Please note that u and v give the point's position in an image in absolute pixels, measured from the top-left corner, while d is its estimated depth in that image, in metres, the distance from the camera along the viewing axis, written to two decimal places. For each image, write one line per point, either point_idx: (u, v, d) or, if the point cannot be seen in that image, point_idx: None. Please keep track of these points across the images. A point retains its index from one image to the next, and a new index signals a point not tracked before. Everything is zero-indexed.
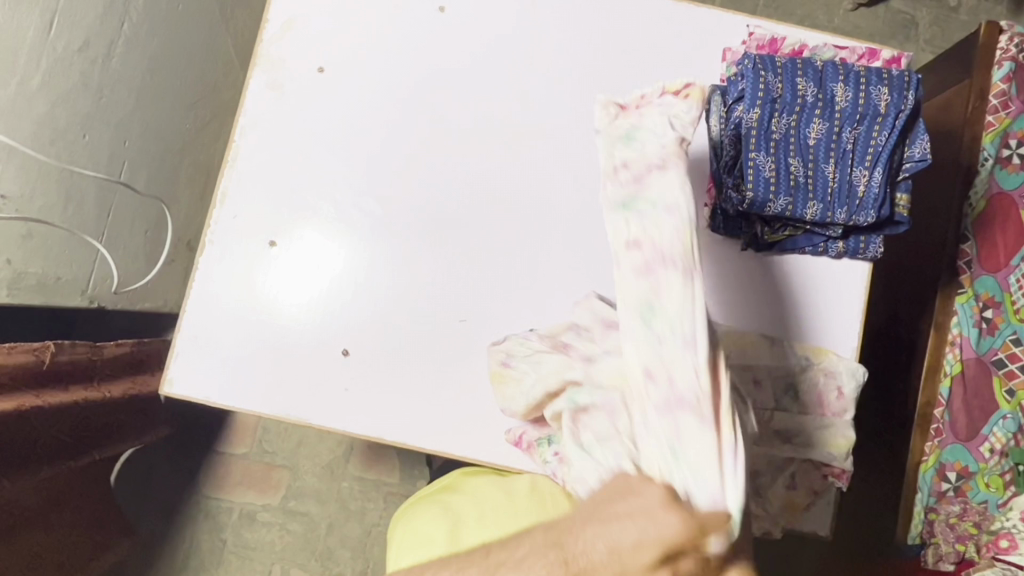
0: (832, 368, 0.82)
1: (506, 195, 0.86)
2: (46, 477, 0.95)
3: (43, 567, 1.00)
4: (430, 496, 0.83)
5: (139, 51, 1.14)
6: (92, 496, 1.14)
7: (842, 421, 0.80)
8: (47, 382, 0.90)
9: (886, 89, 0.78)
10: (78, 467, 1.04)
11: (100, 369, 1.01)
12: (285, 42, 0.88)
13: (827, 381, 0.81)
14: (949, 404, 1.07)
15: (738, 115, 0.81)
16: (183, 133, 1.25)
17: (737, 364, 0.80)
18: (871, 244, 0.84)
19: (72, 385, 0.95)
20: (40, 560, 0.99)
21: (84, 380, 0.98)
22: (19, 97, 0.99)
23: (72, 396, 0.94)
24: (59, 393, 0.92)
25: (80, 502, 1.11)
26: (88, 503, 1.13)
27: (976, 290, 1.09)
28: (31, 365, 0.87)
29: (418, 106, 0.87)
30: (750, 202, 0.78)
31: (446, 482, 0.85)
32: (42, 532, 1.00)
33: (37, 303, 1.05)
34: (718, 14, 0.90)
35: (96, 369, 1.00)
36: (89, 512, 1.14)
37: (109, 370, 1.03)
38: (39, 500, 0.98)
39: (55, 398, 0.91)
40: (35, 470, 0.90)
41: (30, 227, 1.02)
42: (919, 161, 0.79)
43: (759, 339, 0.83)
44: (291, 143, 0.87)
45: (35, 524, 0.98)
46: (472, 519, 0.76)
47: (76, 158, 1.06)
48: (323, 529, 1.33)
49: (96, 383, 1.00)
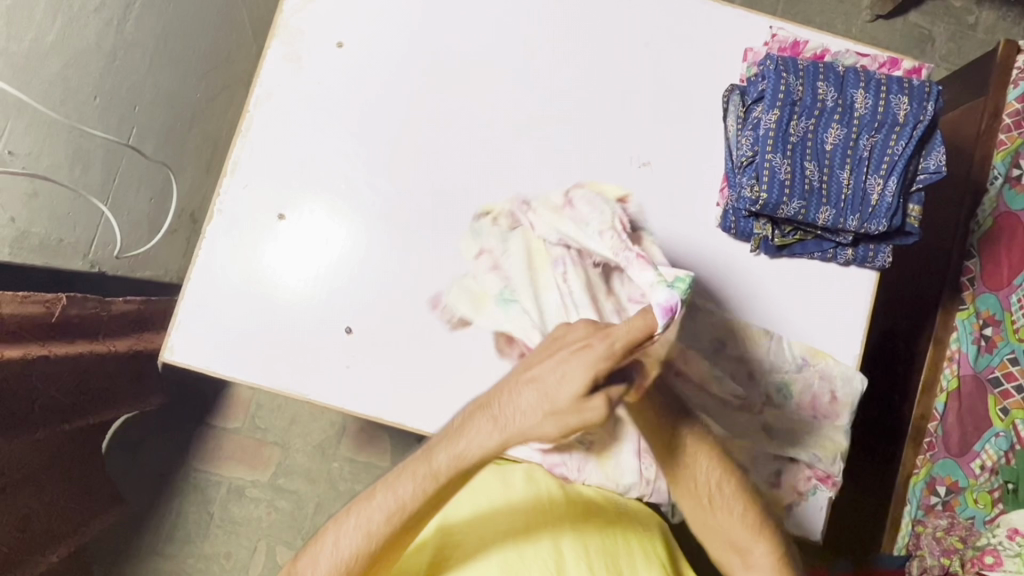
0: (827, 372, 0.83)
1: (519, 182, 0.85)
2: (42, 435, 0.95)
3: (32, 531, 0.99)
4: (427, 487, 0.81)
5: (154, 16, 1.14)
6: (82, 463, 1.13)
7: (833, 425, 0.83)
8: (54, 332, 0.91)
9: (905, 98, 0.79)
10: (74, 431, 1.04)
11: (106, 324, 1.02)
12: (305, 14, 0.88)
13: (822, 383, 0.83)
14: (943, 419, 1.09)
15: (756, 115, 0.81)
16: (195, 103, 1.26)
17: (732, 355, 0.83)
18: (880, 253, 0.84)
19: (79, 338, 0.96)
20: (28, 524, 0.98)
21: (89, 334, 0.98)
22: (32, 52, 0.97)
23: (77, 349, 0.95)
24: (67, 345, 0.93)
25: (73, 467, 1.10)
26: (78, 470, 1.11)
27: (977, 307, 1.09)
28: (38, 315, 0.88)
29: (436, 87, 0.87)
30: (762, 204, 0.78)
31: None
32: (34, 497, 0.99)
33: (38, 264, 1.03)
34: (741, 13, 0.89)
35: (102, 324, 1.02)
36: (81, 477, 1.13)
37: (115, 326, 1.05)
38: (35, 464, 0.97)
39: (61, 349, 0.91)
40: (28, 426, 0.90)
41: (34, 185, 1.01)
42: (933, 173, 0.79)
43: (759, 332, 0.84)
44: (307, 116, 0.86)
45: (29, 487, 0.97)
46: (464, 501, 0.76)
47: (86, 119, 1.06)
48: (310, 507, 1.33)
49: (100, 338, 1.01)
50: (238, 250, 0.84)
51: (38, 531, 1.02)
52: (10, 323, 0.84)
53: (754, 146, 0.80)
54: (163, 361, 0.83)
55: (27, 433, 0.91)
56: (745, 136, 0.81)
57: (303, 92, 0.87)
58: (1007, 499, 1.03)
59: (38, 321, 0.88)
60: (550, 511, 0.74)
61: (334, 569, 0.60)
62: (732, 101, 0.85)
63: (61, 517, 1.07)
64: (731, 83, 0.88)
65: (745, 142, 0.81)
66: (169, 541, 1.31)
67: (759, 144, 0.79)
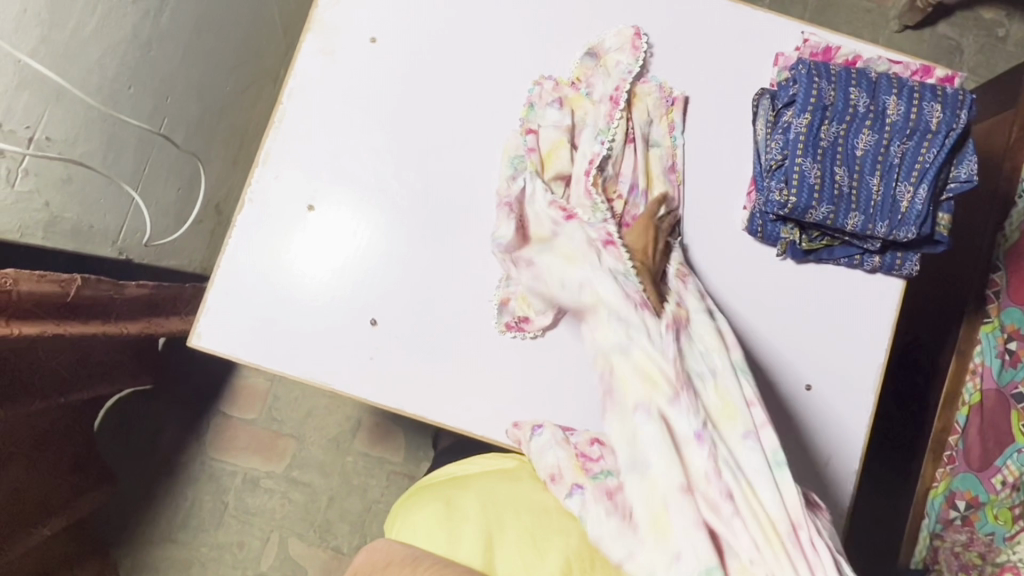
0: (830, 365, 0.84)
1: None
2: (38, 409, 0.97)
3: (22, 509, 1.01)
4: (428, 488, 0.84)
5: (188, 5, 1.15)
6: (75, 440, 1.15)
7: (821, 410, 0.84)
8: (69, 311, 0.91)
9: (939, 106, 0.78)
10: (68, 403, 1.06)
11: (118, 306, 1.02)
12: (340, 9, 0.88)
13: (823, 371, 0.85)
14: (965, 432, 1.08)
15: (787, 119, 0.81)
16: (223, 95, 1.27)
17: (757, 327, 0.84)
18: (907, 261, 0.83)
19: (90, 319, 0.97)
20: (18, 499, 0.99)
21: (101, 315, 0.98)
22: (73, 42, 0.97)
23: (90, 329, 0.95)
24: (79, 325, 0.93)
25: (64, 443, 1.11)
26: (69, 446, 1.13)
27: (1003, 321, 1.06)
28: (54, 295, 0.87)
29: (466, 86, 0.88)
30: (792, 208, 0.78)
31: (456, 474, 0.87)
32: (25, 471, 1.00)
33: (69, 249, 1.05)
34: (773, 17, 0.89)
35: (114, 307, 1.01)
36: (72, 454, 1.15)
37: (127, 308, 1.04)
38: (27, 439, 0.99)
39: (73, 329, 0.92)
40: (26, 401, 0.92)
41: (69, 169, 1.02)
42: (964, 182, 0.79)
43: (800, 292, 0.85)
44: (337, 109, 0.87)
45: (20, 460, 0.99)
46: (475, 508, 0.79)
47: (119, 106, 1.07)
48: (323, 501, 1.33)
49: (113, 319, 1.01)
50: (267, 239, 0.85)
51: (31, 503, 1.03)
52: (27, 303, 0.84)
53: (784, 150, 0.80)
54: (191, 346, 0.84)
55: (24, 405, 0.92)
56: (774, 140, 0.81)
57: (335, 87, 0.88)
58: None
59: (52, 300, 0.88)
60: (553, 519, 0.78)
61: None
62: (761, 104, 0.85)
63: (53, 492, 1.09)
64: (760, 88, 0.88)
65: (775, 146, 0.81)
66: (182, 529, 1.32)
67: (789, 148, 0.79)
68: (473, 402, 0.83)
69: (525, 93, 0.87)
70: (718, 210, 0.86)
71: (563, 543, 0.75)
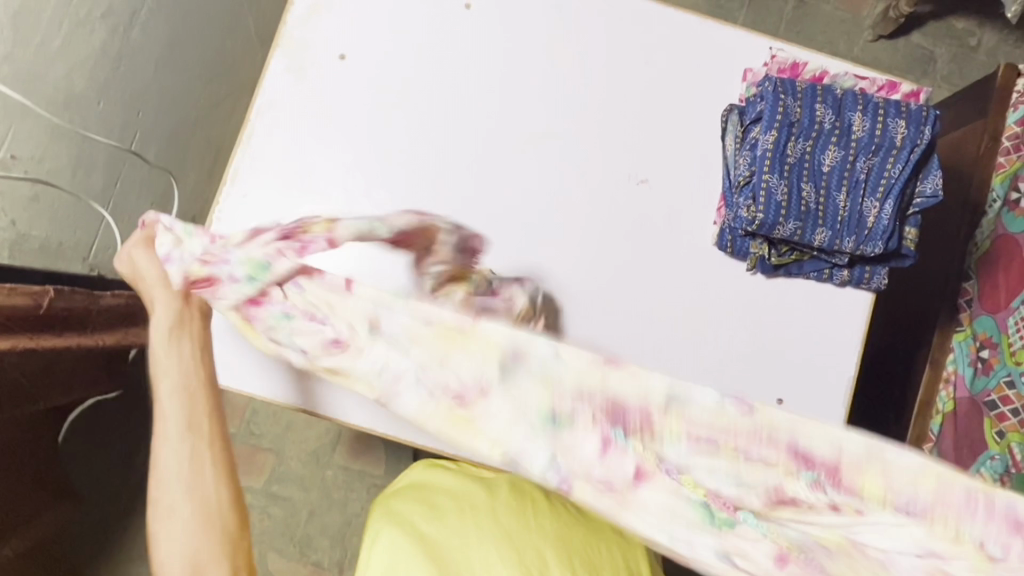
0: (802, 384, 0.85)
1: (509, 209, 0.86)
2: None
3: None
4: (403, 492, 0.81)
5: (162, 24, 1.21)
6: (37, 456, 1.13)
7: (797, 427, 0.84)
8: (43, 325, 0.90)
9: (903, 122, 0.79)
10: (27, 413, 1.03)
11: (94, 318, 1.02)
12: (308, 25, 0.88)
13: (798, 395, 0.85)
14: (939, 441, 1.08)
15: (755, 136, 0.82)
16: (198, 110, 1.23)
17: (733, 343, 0.85)
18: (876, 275, 0.84)
19: (66, 331, 0.95)
20: None
21: (77, 327, 0.98)
22: (39, 57, 1.14)
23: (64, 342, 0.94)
24: (53, 337, 0.91)
25: (25, 461, 1.09)
26: (31, 463, 1.11)
27: (975, 329, 1.08)
28: (29, 309, 0.86)
29: (436, 101, 0.88)
30: (759, 224, 0.78)
31: (419, 471, 0.85)
32: None
33: (38, 264, 1.11)
34: (742, 33, 0.90)
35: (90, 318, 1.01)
36: (35, 471, 1.13)
37: (103, 320, 1.04)
38: None
39: (46, 341, 0.90)
40: None
41: (36, 189, 1.13)
42: (930, 197, 0.80)
43: (770, 307, 0.85)
44: (305, 124, 0.87)
45: None
46: (451, 515, 0.77)
47: (88, 124, 1.15)
48: (303, 516, 1.32)
49: (89, 331, 1.01)
50: None
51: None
52: (3, 317, 0.82)
53: (751, 166, 0.81)
54: None
55: None
56: (742, 156, 0.82)
57: (304, 102, 0.87)
58: None
59: (27, 314, 0.86)
60: (531, 520, 0.77)
61: (182, 549, 0.52)
62: (730, 121, 0.86)
63: (15, 510, 1.07)
64: (730, 104, 0.88)
65: (743, 162, 0.81)
66: None
67: (756, 164, 0.80)
68: None
69: (468, 142, 0.87)
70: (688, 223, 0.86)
71: (540, 546, 0.75)
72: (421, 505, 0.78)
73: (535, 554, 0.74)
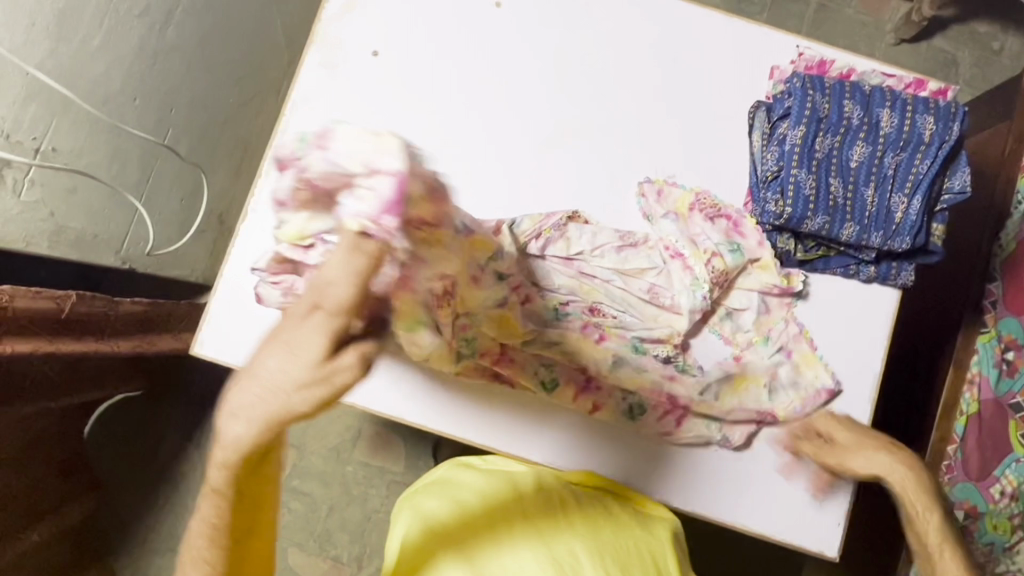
0: (801, 378, 0.84)
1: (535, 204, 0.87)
2: (31, 413, 0.97)
3: (17, 512, 1.01)
4: (427, 489, 0.81)
5: (194, 25, 1.25)
6: (65, 444, 1.16)
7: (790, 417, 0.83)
8: (64, 328, 0.90)
9: (931, 118, 0.80)
10: (57, 407, 1.05)
11: (113, 324, 1.00)
12: (342, 22, 0.90)
13: (803, 389, 0.83)
14: (963, 443, 1.06)
15: (782, 131, 0.82)
16: (228, 108, 1.25)
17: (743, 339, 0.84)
18: (902, 271, 0.84)
19: (86, 335, 0.95)
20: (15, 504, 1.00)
21: (94, 332, 0.96)
22: (79, 53, 1.21)
23: (85, 346, 0.94)
24: (73, 342, 0.91)
25: (50, 451, 1.11)
26: (59, 451, 1.13)
27: (999, 331, 1.06)
28: (50, 311, 0.87)
29: (466, 97, 0.89)
30: (787, 218, 0.79)
31: (446, 471, 0.85)
32: (22, 477, 1.01)
33: (72, 256, 1.15)
34: (769, 31, 0.91)
35: (108, 324, 0.99)
36: (62, 460, 1.15)
37: (121, 326, 1.02)
38: (24, 440, 0.99)
39: (68, 346, 0.91)
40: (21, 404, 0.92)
41: (74, 180, 1.18)
42: (958, 194, 0.80)
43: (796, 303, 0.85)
44: (338, 119, 0.89)
45: (19, 466, 0.99)
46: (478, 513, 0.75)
47: (125, 118, 1.21)
48: (323, 511, 1.33)
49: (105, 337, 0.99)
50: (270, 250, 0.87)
51: (26, 508, 1.04)
52: (24, 318, 0.83)
53: (779, 161, 0.81)
54: (194, 353, 0.86)
55: (17, 409, 0.91)
56: (769, 152, 0.83)
57: (338, 98, 0.89)
58: None
59: (48, 316, 0.86)
60: (561, 518, 0.74)
61: None
62: (757, 117, 0.86)
63: (43, 497, 1.10)
64: (757, 101, 0.89)
65: (770, 158, 0.82)
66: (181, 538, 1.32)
67: (784, 160, 0.81)
68: (470, 408, 0.85)
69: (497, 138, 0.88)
70: (690, 189, 0.87)
71: (569, 543, 0.71)
72: (447, 503, 0.77)
73: (566, 552, 0.70)
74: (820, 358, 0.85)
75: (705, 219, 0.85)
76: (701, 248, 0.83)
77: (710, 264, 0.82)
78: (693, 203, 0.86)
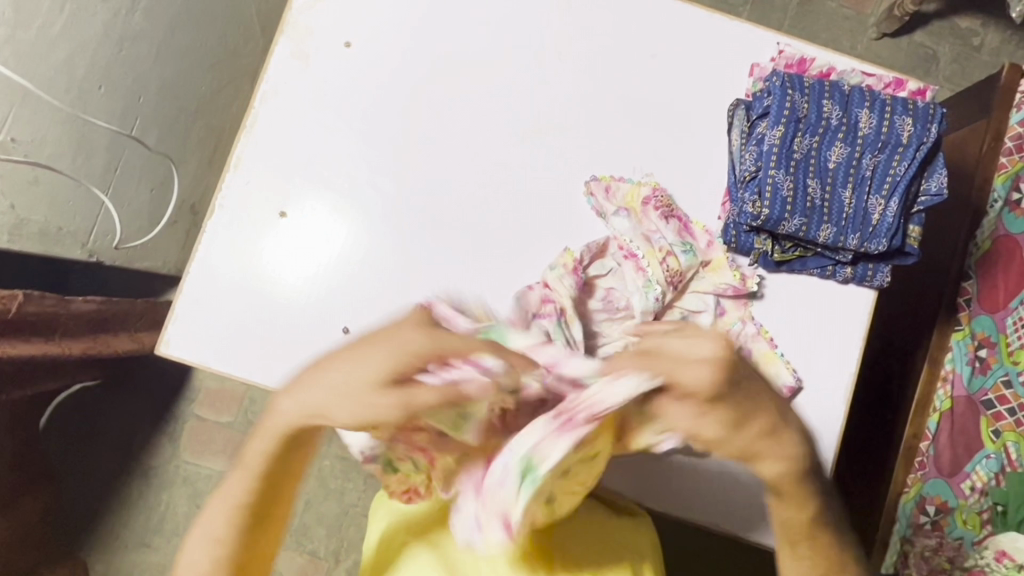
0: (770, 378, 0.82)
1: (512, 199, 0.85)
2: None
3: None
4: None
5: (161, 10, 1.21)
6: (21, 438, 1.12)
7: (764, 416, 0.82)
8: (12, 330, 0.85)
9: (910, 120, 0.80)
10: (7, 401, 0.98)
11: (66, 323, 0.94)
12: (313, 11, 0.87)
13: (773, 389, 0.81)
14: (935, 439, 1.07)
15: (761, 131, 0.82)
16: (199, 96, 1.21)
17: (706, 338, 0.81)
18: (878, 272, 0.84)
19: (34, 337, 0.89)
20: None
21: (47, 333, 0.91)
22: (41, 40, 1.18)
23: (32, 349, 0.88)
24: (21, 343, 0.87)
25: (6, 439, 1.07)
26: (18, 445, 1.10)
27: (973, 329, 1.08)
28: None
29: (441, 89, 0.87)
30: (764, 220, 0.78)
31: None
32: None
33: (37, 250, 1.13)
34: (749, 28, 0.90)
35: (60, 323, 0.93)
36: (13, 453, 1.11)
37: (73, 326, 0.96)
38: None
39: (15, 349, 0.86)
40: None
41: (37, 172, 1.15)
42: (934, 195, 0.80)
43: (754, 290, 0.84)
44: (310, 111, 0.86)
45: None
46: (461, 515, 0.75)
47: (89, 108, 1.17)
48: (300, 505, 1.32)
49: (58, 338, 0.93)
50: (238, 245, 0.84)
51: None
52: None
53: (757, 161, 0.81)
54: (161, 353, 0.83)
55: None
56: (748, 151, 0.82)
57: (311, 89, 0.87)
58: (996, 521, 1.01)
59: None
60: None
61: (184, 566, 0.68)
62: (737, 115, 0.85)
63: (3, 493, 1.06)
64: (737, 98, 0.88)
65: (749, 157, 0.81)
66: (155, 534, 1.31)
67: (762, 159, 0.80)
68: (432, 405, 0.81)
69: (475, 132, 0.87)
70: (637, 183, 0.86)
71: (549, 537, 0.74)
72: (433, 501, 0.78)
73: (544, 553, 0.73)
74: (781, 357, 0.83)
75: (658, 216, 0.83)
76: (655, 247, 0.81)
77: (665, 263, 0.80)
78: (646, 198, 0.84)
